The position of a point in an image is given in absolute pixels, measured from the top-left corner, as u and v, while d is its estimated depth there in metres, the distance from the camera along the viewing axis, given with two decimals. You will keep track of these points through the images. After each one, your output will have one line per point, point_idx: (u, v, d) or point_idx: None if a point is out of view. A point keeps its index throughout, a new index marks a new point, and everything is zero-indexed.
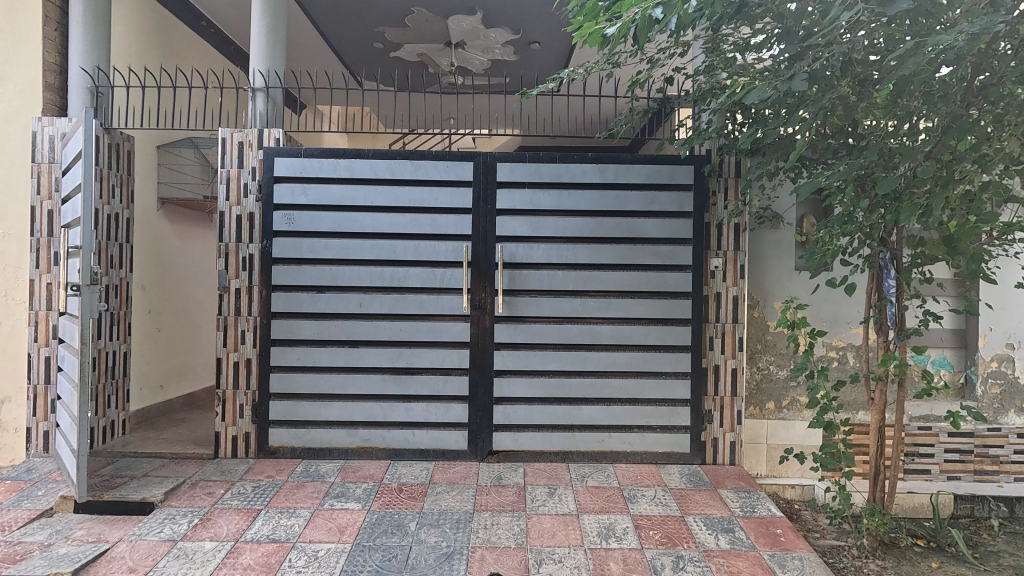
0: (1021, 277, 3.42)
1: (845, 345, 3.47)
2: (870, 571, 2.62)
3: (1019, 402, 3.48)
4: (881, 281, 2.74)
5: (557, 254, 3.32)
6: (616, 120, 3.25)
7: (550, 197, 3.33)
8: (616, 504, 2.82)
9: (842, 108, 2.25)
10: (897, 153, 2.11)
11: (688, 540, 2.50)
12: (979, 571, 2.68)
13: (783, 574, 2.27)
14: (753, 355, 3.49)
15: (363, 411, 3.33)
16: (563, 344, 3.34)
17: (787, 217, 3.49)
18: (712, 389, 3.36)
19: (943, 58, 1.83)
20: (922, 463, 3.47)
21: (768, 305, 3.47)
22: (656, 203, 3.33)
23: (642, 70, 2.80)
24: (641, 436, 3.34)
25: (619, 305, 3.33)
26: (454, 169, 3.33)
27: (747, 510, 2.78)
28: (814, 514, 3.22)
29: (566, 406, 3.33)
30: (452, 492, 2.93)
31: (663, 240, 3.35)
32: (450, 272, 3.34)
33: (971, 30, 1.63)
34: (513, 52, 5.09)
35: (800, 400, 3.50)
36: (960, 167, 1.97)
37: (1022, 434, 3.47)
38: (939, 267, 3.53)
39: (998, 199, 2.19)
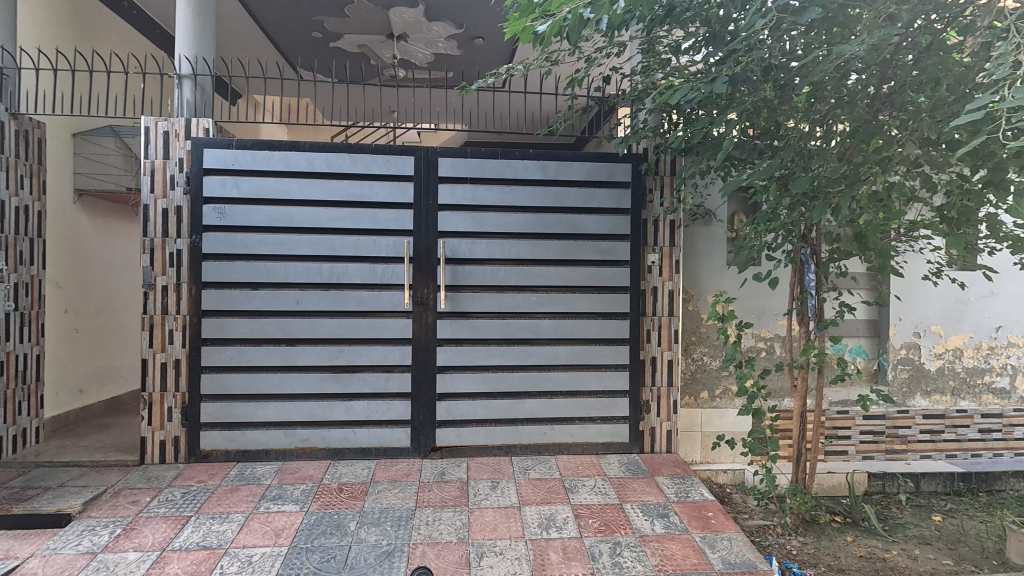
0: (925, 271, 3.72)
1: (772, 336, 3.67)
2: (792, 547, 2.80)
3: (925, 387, 3.79)
4: (803, 275, 2.89)
5: (500, 249, 3.34)
6: (555, 117, 3.29)
7: (491, 192, 3.34)
8: (557, 494, 2.88)
9: (766, 110, 2.37)
10: (810, 156, 2.26)
11: (625, 527, 2.59)
12: (888, 542, 2.90)
13: (713, 554, 2.39)
14: (688, 346, 3.63)
15: (301, 410, 3.24)
16: (506, 339, 3.37)
17: (718, 214, 3.64)
18: (649, 380, 3.46)
19: (849, 66, 1.98)
20: (841, 445, 3.72)
21: (701, 299, 3.62)
22: (596, 200, 3.40)
23: (579, 69, 2.86)
24: (583, 427, 3.41)
25: (561, 300, 3.39)
26: (394, 163, 3.29)
27: (681, 495, 2.90)
28: (743, 497, 3.37)
29: (509, 400, 3.36)
30: (394, 489, 2.90)
31: (603, 236, 3.43)
32: (390, 268, 3.29)
33: (871, 41, 1.79)
34: (456, 46, 5.06)
35: (731, 389, 3.68)
36: (866, 168, 2.12)
37: (927, 415, 3.79)
38: (854, 262, 3.76)
39: (903, 199, 2.37)
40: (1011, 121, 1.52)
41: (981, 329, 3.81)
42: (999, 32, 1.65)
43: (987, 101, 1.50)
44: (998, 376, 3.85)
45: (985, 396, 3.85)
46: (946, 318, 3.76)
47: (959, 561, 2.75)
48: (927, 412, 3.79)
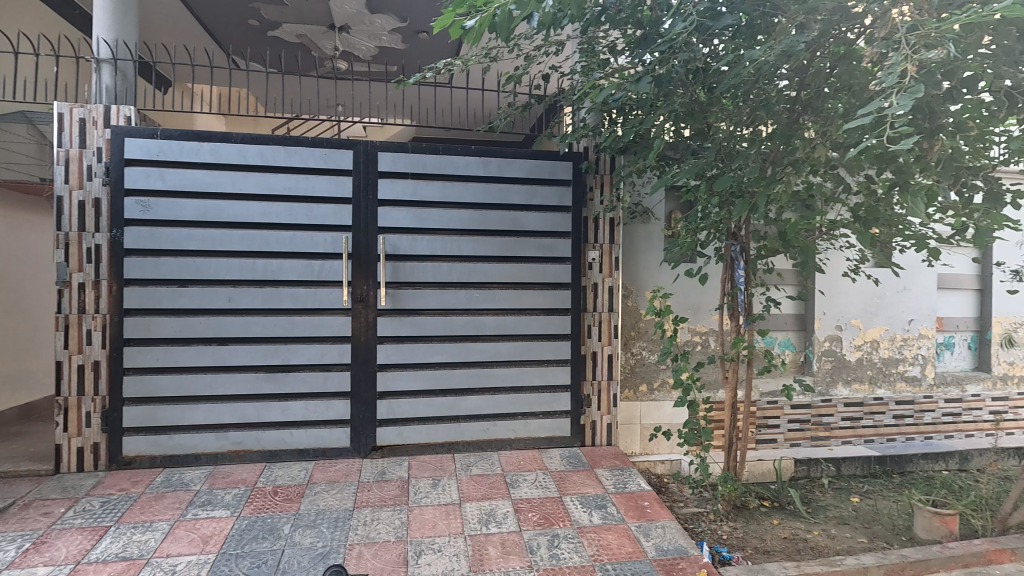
0: (844, 268, 3.96)
1: (707, 330, 3.82)
2: (723, 532, 2.92)
3: (846, 376, 4.03)
4: (733, 272, 2.97)
5: (441, 245, 3.32)
6: (496, 114, 3.31)
7: (433, 188, 3.32)
8: (498, 490, 2.89)
9: (696, 111, 2.47)
10: (735, 157, 2.36)
11: (563, 519, 2.63)
12: (810, 524, 3.08)
13: (647, 542, 2.47)
14: (627, 341, 3.73)
15: (234, 412, 3.12)
16: (448, 335, 3.35)
17: (656, 212, 3.74)
18: (590, 374, 3.52)
19: (765, 71, 2.10)
20: (770, 434, 3.91)
21: (640, 295, 3.72)
22: (537, 197, 3.44)
23: (518, 67, 2.90)
24: (525, 422, 3.43)
25: (503, 297, 3.40)
26: (332, 157, 3.21)
27: (619, 487, 2.97)
28: (679, 486, 3.49)
29: (451, 397, 3.34)
30: (332, 490, 2.84)
31: (545, 233, 3.47)
32: (329, 265, 3.21)
33: (779, 48, 1.91)
34: (401, 40, 4.98)
35: (668, 382, 3.80)
36: (782, 168, 2.24)
37: (849, 404, 4.02)
38: (781, 259, 3.95)
39: (822, 200, 2.51)
40: (900, 126, 1.65)
41: (895, 323, 4.09)
42: (893, 43, 1.78)
43: (881, 105, 1.62)
44: (911, 366, 4.14)
45: (898, 384, 4.13)
46: (865, 313, 4.01)
47: (873, 538, 2.94)
48: (848, 400, 4.03)
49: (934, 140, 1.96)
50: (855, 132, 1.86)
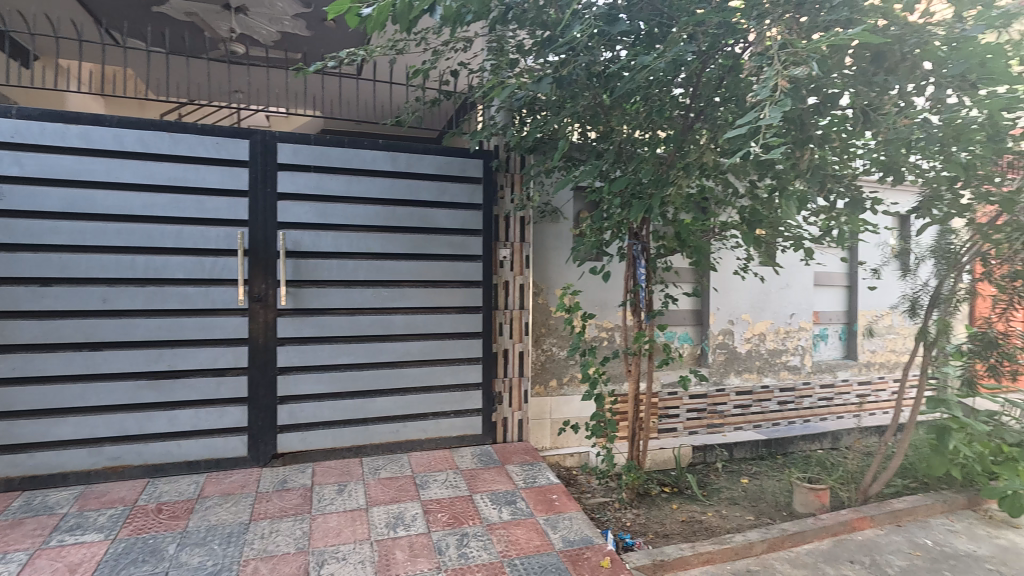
0: (734, 266, 4.27)
1: (613, 326, 3.97)
2: (626, 519, 3.06)
3: (737, 367, 4.35)
4: (635, 269, 3.09)
5: (347, 242, 3.20)
6: (403, 108, 3.24)
7: (338, 183, 3.19)
8: (407, 492, 2.83)
9: (599, 114, 2.56)
10: (634, 159, 2.47)
11: (473, 517, 2.62)
12: (705, 505, 3.29)
13: (554, 534, 2.52)
14: (538, 338, 3.79)
15: (110, 424, 2.82)
16: (355, 335, 3.23)
17: (564, 211, 3.84)
18: (501, 371, 3.54)
19: (656, 78, 2.22)
20: (670, 423, 4.14)
21: (551, 292, 3.79)
22: (447, 194, 3.41)
23: (425, 61, 2.87)
24: (436, 422, 3.39)
25: (413, 295, 3.34)
26: (225, 146, 2.99)
27: (529, 481, 3.02)
28: (587, 477, 3.60)
29: (358, 399, 3.23)
30: (226, 504, 2.65)
31: (455, 231, 3.44)
32: (221, 262, 2.99)
33: (668, 56, 2.02)
34: (304, 26, 4.70)
35: (577, 376, 3.91)
36: (675, 171, 2.37)
37: (739, 392, 4.35)
38: (678, 258, 4.18)
39: (713, 203, 2.68)
40: (770, 136, 1.81)
41: (778, 317, 4.47)
42: (767, 59, 1.94)
43: (757, 115, 1.75)
44: (792, 355, 4.54)
45: (782, 372, 4.52)
46: (752, 307, 4.36)
47: (758, 515, 3.19)
48: (739, 389, 4.36)
49: (804, 149, 2.16)
50: (738, 139, 2.00)
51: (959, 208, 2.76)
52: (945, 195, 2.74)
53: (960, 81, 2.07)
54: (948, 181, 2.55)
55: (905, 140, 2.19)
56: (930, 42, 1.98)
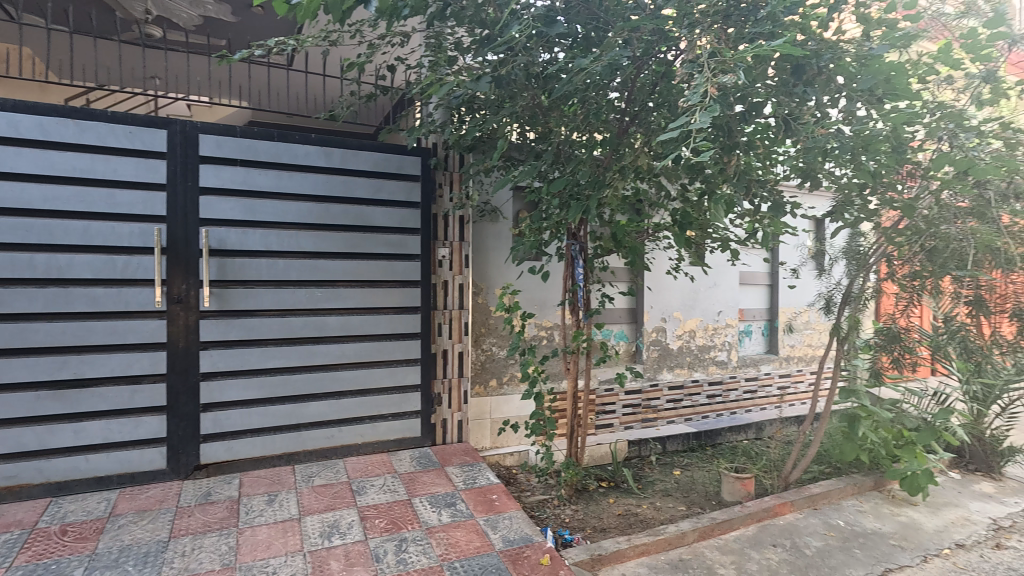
0: (667, 266, 4.42)
1: (552, 325, 4.02)
2: (565, 515, 3.10)
3: (669, 363, 4.51)
4: (573, 269, 3.12)
5: (277, 240, 3.06)
6: (337, 102, 3.13)
7: (267, 178, 3.04)
8: (343, 499, 2.74)
9: (537, 115, 2.57)
10: (572, 160, 2.50)
11: (412, 522, 2.57)
12: (640, 498, 3.39)
13: (494, 535, 2.51)
14: (478, 338, 3.77)
15: (5, 440, 2.55)
16: (286, 338, 3.09)
17: (503, 211, 3.85)
18: (441, 372, 3.50)
19: (592, 81, 2.25)
20: (607, 419, 4.24)
21: (490, 292, 3.79)
22: (384, 192, 3.32)
23: (360, 54, 2.77)
24: (373, 426, 3.30)
25: (349, 295, 3.23)
26: (140, 136, 2.77)
27: (469, 482, 2.99)
28: (526, 475, 3.63)
29: (290, 405, 3.09)
30: (142, 521, 2.46)
31: (392, 229, 3.36)
32: (136, 261, 2.77)
33: (604, 60, 2.06)
34: (229, 11, 4.37)
35: (517, 375, 3.93)
36: (612, 173, 2.42)
37: (672, 387, 4.52)
38: (614, 258, 4.29)
39: (647, 205, 2.76)
40: (701, 141, 1.88)
41: (707, 314, 4.67)
42: (697, 66, 2.01)
43: (689, 120, 1.81)
44: (720, 351, 4.77)
45: (711, 367, 4.73)
46: (683, 306, 4.53)
47: (690, 505, 3.33)
48: (672, 383, 4.53)
49: (731, 155, 2.27)
50: (671, 144, 2.06)
51: (867, 213, 2.99)
52: (856, 201, 2.97)
53: (869, 95, 2.22)
54: (857, 187, 2.75)
55: (821, 149, 2.34)
56: (842, 58, 2.14)
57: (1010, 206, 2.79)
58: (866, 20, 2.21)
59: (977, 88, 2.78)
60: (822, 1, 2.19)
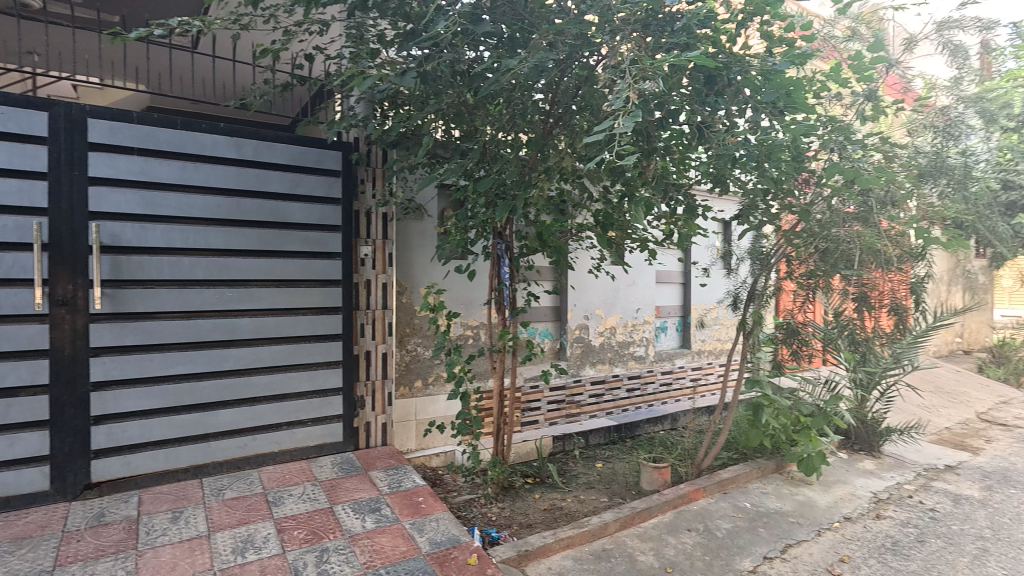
0: (590, 265, 4.55)
1: (478, 324, 4.02)
2: (492, 514, 3.11)
3: (591, 359, 4.65)
4: (499, 268, 3.13)
5: (181, 237, 2.83)
6: (249, 90, 2.94)
7: (169, 169, 2.80)
8: (257, 511, 2.58)
9: (463, 113, 2.55)
10: (498, 160, 2.51)
11: (334, 530, 2.47)
12: (565, 492, 3.47)
13: (421, 538, 2.47)
14: (402, 338, 3.70)
15: None
16: (192, 342, 2.88)
17: (428, 209, 3.79)
18: (364, 374, 3.39)
19: (518, 81, 2.27)
20: (532, 415, 4.30)
21: (415, 291, 3.72)
22: (302, 187, 3.17)
23: (274, 40, 2.61)
24: (290, 433, 3.14)
25: (263, 295, 3.06)
26: (15, 118, 2.46)
27: (394, 486, 2.93)
28: (453, 475, 3.60)
29: (197, 414, 2.88)
30: (20, 550, 2.19)
31: (311, 226, 3.21)
32: (10, 258, 2.46)
33: (530, 62, 2.08)
34: None
35: (442, 375, 3.89)
36: (538, 174, 2.44)
37: (594, 382, 4.66)
38: (539, 257, 4.36)
39: (571, 206, 2.82)
40: (623, 145, 1.95)
41: (627, 311, 4.86)
42: (620, 72, 2.08)
43: (612, 124, 1.87)
44: (638, 346, 4.98)
45: (630, 362, 4.93)
46: (605, 303, 4.68)
47: (611, 496, 3.45)
48: (594, 378, 4.67)
49: (650, 160, 2.36)
50: (596, 146, 2.12)
51: (769, 217, 3.23)
52: (759, 206, 3.20)
53: (772, 107, 2.40)
54: (761, 192, 2.97)
55: (731, 157, 2.50)
56: (749, 72, 2.28)
57: (887, 212, 3.21)
58: (769, 37, 2.38)
59: (861, 105, 3.13)
60: (731, 17, 2.33)
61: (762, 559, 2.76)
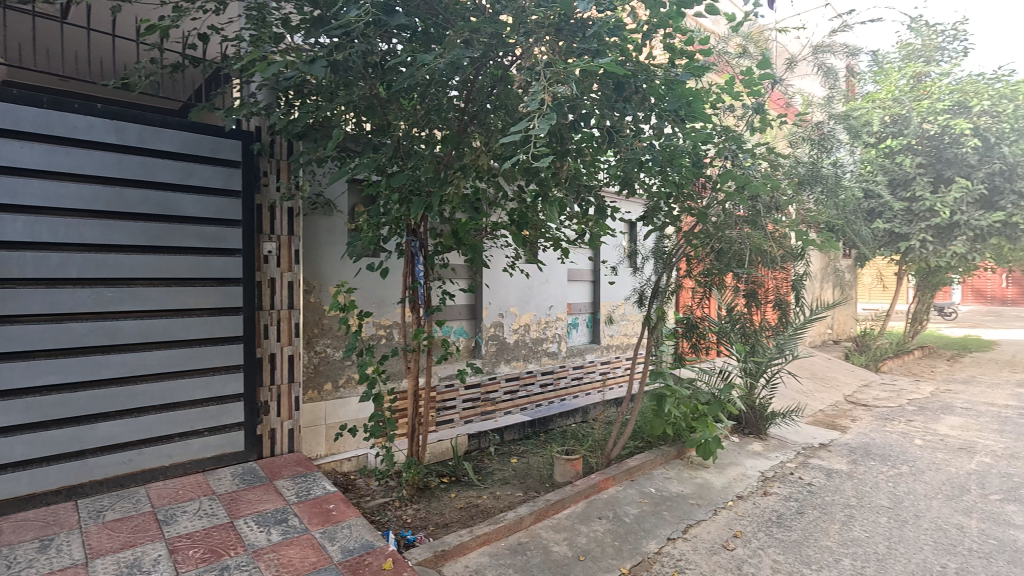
0: (504, 263, 4.61)
1: (391, 323, 3.92)
2: (407, 516, 3.05)
3: (506, 356, 4.70)
4: (413, 266, 3.07)
5: (50, 230, 2.52)
6: (133, 69, 2.67)
7: (33, 152, 2.48)
8: (145, 532, 2.36)
9: (375, 107, 2.47)
10: (412, 156, 2.46)
11: (235, 546, 2.31)
12: (480, 489, 3.49)
13: (332, 547, 2.37)
14: (310, 339, 3.52)
15: None
16: (65, 348, 2.56)
17: (338, 204, 3.64)
18: (268, 378, 3.19)
19: (434, 77, 2.24)
20: (447, 414, 4.27)
21: (323, 290, 3.57)
22: (196, 177, 2.93)
23: (162, 16, 2.38)
24: (184, 444, 2.90)
25: (151, 295, 2.79)
26: None
27: (302, 495, 2.79)
28: (365, 479, 3.50)
29: (71, 428, 2.57)
30: None
31: (206, 221, 2.98)
32: None
33: (446, 58, 2.06)
34: None
35: (354, 377, 3.76)
36: (453, 172, 2.43)
37: (509, 379, 4.71)
38: (454, 255, 4.34)
39: (487, 204, 2.83)
40: (539, 146, 1.99)
41: (540, 309, 4.97)
42: (536, 74, 2.13)
43: (528, 125, 1.91)
44: (551, 342, 5.10)
45: (543, 358, 5.04)
46: (519, 301, 4.76)
47: (526, 490, 3.51)
48: (508, 375, 4.72)
49: (564, 161, 2.42)
50: (511, 146, 2.14)
51: (671, 219, 3.44)
52: (663, 208, 3.40)
53: (674, 116, 2.55)
54: (664, 195, 3.15)
55: (637, 161, 2.63)
56: (653, 81, 2.40)
57: (773, 215, 3.55)
58: (671, 49, 2.53)
59: (750, 117, 3.41)
60: (638, 27, 2.45)
61: (666, 540, 2.93)
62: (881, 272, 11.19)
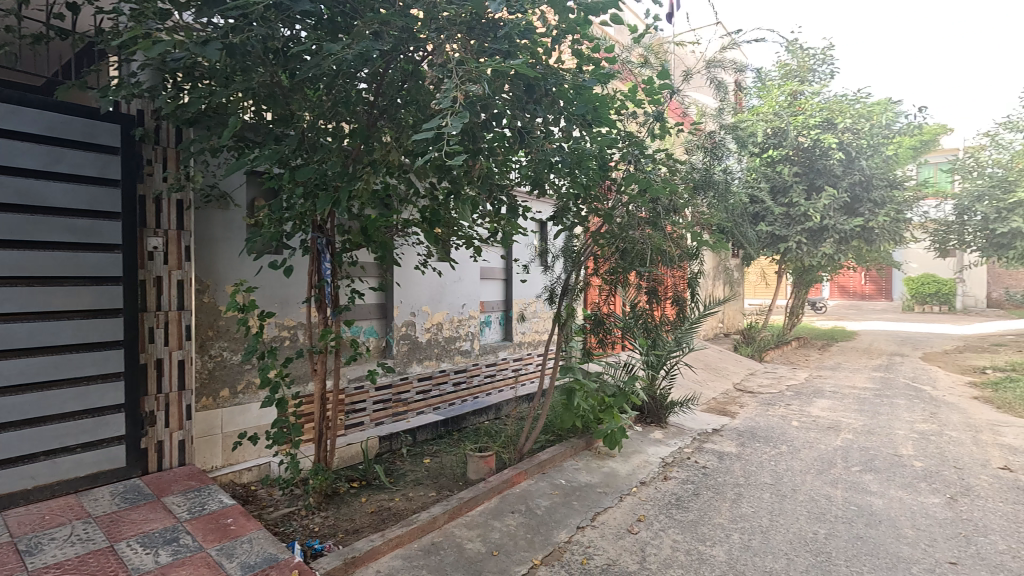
0: (416, 261, 4.54)
1: (295, 324, 3.73)
2: (315, 525, 2.93)
3: (418, 355, 4.64)
4: (319, 263, 2.94)
5: None
6: None
7: None
8: (3, 566, 2.07)
9: (276, 96, 2.32)
10: (318, 148, 2.35)
11: (115, 573, 2.10)
12: (393, 492, 3.42)
13: (230, 564, 2.22)
14: (203, 343, 3.26)
15: None
16: None
17: (235, 198, 3.40)
18: (154, 387, 2.91)
19: (341, 68, 2.16)
20: (357, 417, 4.14)
21: (219, 290, 3.32)
22: (63, 163, 2.63)
23: None
24: (53, 463, 2.58)
25: (9, 295, 2.46)
26: None
27: (195, 510, 2.58)
28: (268, 490, 3.31)
29: None
30: None
31: (77, 213, 2.67)
32: None
33: (353, 49, 2.00)
34: None
35: (254, 382, 3.54)
36: (362, 166, 2.35)
37: (421, 378, 4.65)
38: (363, 253, 4.21)
39: (398, 201, 2.77)
40: (451, 144, 1.98)
41: (453, 307, 4.95)
42: (447, 72, 2.14)
43: (440, 122, 1.89)
44: (464, 341, 5.10)
45: (456, 357, 5.02)
46: (431, 300, 4.71)
47: (440, 490, 3.49)
48: (421, 375, 4.66)
49: (476, 160, 2.42)
50: (422, 142, 2.11)
51: (579, 219, 3.56)
52: (571, 209, 3.51)
53: (582, 119, 2.64)
54: (572, 196, 3.26)
55: (547, 162, 2.69)
56: (562, 84, 2.45)
57: (671, 218, 3.72)
58: (579, 55, 2.61)
59: (651, 124, 3.61)
60: (547, 31, 2.50)
61: (575, 529, 3.04)
62: (764, 270, 12.29)
